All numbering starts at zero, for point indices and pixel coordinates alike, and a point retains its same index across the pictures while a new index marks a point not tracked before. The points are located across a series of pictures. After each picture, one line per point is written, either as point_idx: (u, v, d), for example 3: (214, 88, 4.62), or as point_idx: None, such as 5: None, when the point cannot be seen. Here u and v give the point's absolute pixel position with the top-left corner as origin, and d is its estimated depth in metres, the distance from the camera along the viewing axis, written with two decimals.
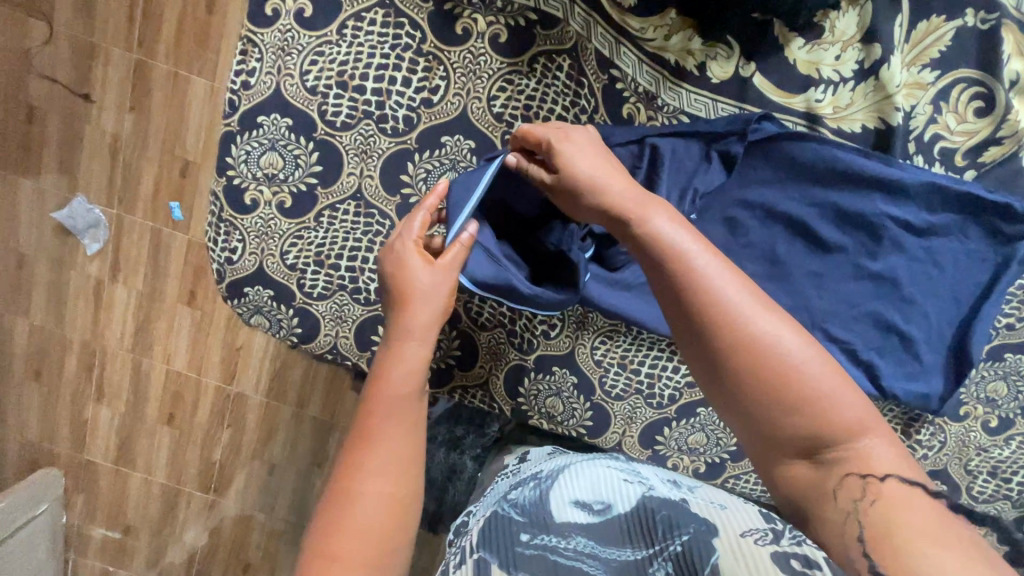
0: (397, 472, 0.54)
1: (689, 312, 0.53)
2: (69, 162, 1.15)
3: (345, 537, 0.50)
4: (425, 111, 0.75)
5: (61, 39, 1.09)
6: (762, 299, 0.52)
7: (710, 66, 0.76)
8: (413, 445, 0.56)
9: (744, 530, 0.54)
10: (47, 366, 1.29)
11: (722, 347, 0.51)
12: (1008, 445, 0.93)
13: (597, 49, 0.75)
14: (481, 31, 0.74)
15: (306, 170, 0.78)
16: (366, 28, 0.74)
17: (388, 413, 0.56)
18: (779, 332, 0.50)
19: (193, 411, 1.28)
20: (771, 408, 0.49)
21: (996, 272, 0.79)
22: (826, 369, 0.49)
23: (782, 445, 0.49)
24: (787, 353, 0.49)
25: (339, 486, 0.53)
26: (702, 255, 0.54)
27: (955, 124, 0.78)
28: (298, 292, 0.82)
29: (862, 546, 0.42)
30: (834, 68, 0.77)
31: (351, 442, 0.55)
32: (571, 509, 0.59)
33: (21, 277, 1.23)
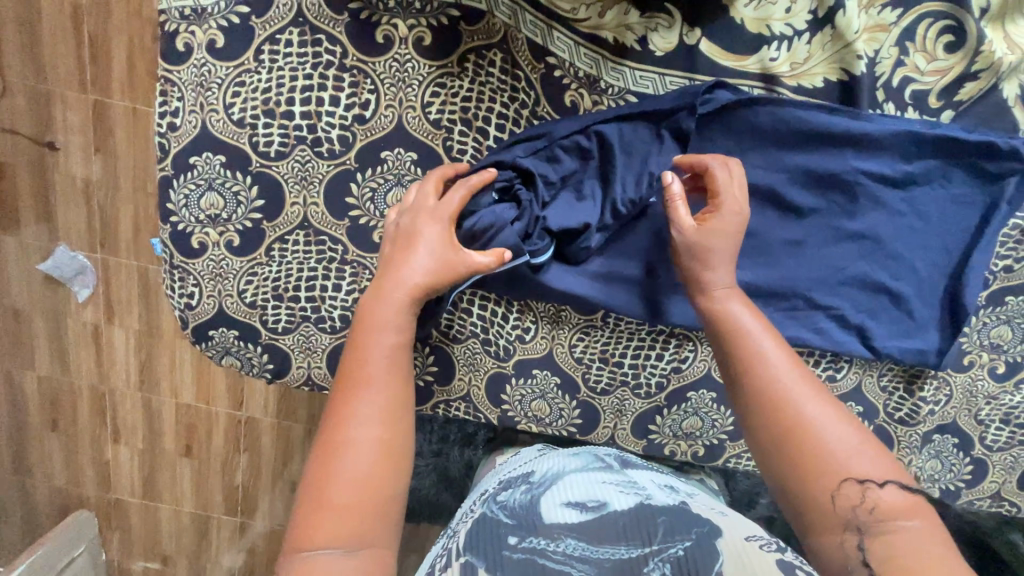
0: (379, 414, 0.58)
1: (751, 396, 0.61)
2: (46, 211, 1.17)
3: (335, 483, 0.53)
4: (359, 128, 0.72)
5: (15, 90, 1.10)
6: (821, 393, 0.60)
7: (653, 39, 0.70)
8: (397, 384, 0.60)
9: (747, 536, 0.56)
10: (61, 415, 1.32)
11: (768, 417, 0.59)
12: (1018, 389, 0.91)
13: (528, 38, 0.70)
14: (404, 36, 0.69)
15: (249, 206, 0.75)
16: (283, 50, 0.69)
17: (374, 355, 0.61)
18: (831, 422, 0.57)
19: (207, 441, 1.30)
20: (809, 472, 0.55)
21: (986, 215, 0.77)
22: (868, 456, 0.55)
23: (821, 515, 0.53)
24: (827, 433, 0.56)
25: (329, 427, 0.57)
26: (767, 345, 0.63)
27: (925, 64, 0.72)
28: (263, 329, 0.81)
29: (863, 555, 0.49)
30: (786, 21, 0.71)
31: (338, 391, 0.60)
32: (563, 510, 0.59)
33: (23, 331, 1.28)
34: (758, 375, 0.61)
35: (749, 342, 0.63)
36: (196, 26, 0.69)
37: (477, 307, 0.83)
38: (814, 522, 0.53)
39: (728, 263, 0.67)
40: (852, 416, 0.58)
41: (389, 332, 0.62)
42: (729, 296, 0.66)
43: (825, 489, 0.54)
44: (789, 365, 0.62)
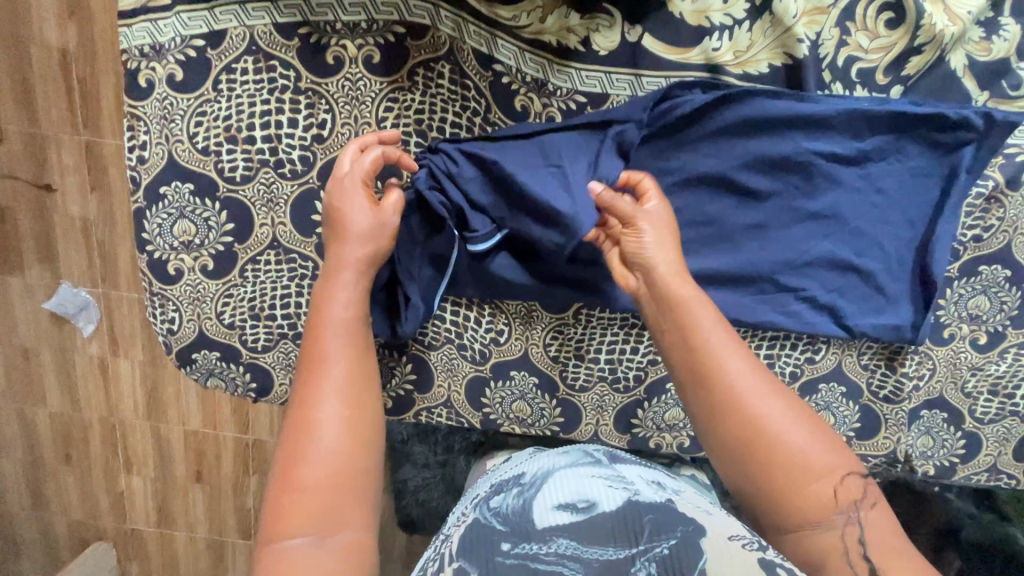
0: (342, 393, 0.62)
1: (710, 399, 0.63)
2: (47, 252, 1.24)
3: (306, 465, 0.57)
4: (319, 147, 0.74)
5: (11, 137, 1.17)
6: (773, 390, 0.62)
7: (595, 39, 0.71)
8: (359, 364, 0.65)
9: (731, 533, 0.56)
10: (74, 448, 1.41)
11: (737, 421, 0.60)
12: (1004, 358, 0.90)
13: (474, 48, 0.71)
14: (353, 56, 0.71)
15: (220, 231, 0.78)
16: (239, 78, 0.71)
17: (333, 334, 0.65)
18: (786, 421, 0.60)
19: (216, 465, 1.37)
20: (785, 475, 0.57)
21: (946, 186, 0.77)
22: (828, 447, 0.59)
23: (794, 516, 0.56)
24: (790, 432, 0.59)
25: (297, 411, 0.61)
26: (726, 345, 0.64)
27: (868, 42, 0.73)
28: (243, 348, 0.83)
29: (862, 549, 0.54)
30: (725, 12, 0.71)
31: (304, 374, 0.64)
32: (555, 513, 0.58)
33: (33, 369, 1.35)
34: (722, 377, 0.62)
35: (708, 344, 0.64)
36: (155, 62, 0.71)
37: (449, 313, 0.85)
38: (795, 525, 0.56)
39: (680, 272, 0.69)
40: (808, 411, 0.61)
41: (341, 306, 0.67)
42: (694, 300, 0.67)
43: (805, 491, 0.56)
44: (743, 361, 0.64)
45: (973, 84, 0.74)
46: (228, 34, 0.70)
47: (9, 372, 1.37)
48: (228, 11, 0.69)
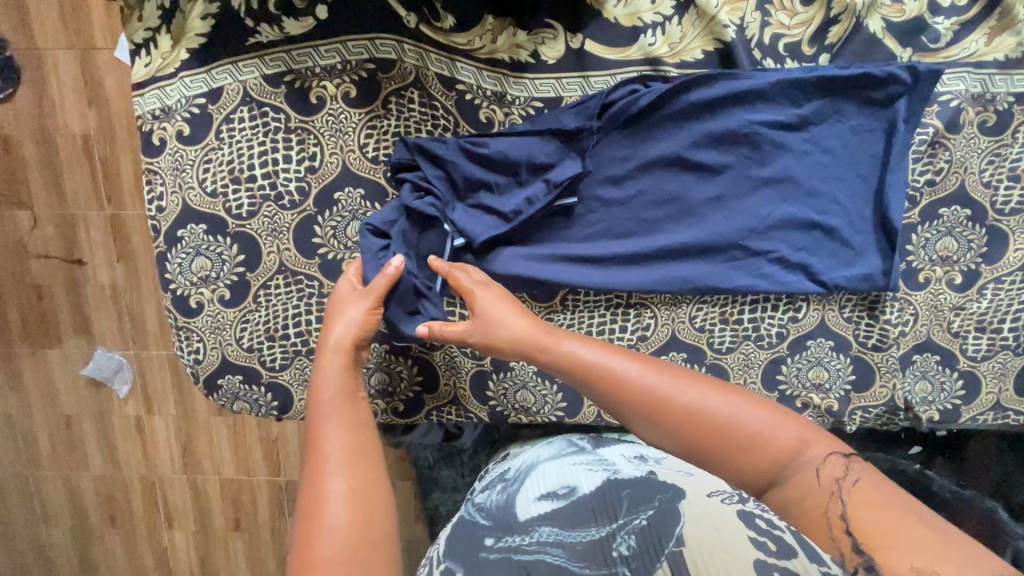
0: (350, 469, 0.65)
1: (654, 425, 0.68)
2: (83, 325, 1.36)
3: (319, 536, 0.57)
4: (312, 177, 0.83)
5: (43, 222, 1.30)
6: (688, 379, 0.70)
7: (543, 51, 0.80)
8: (359, 440, 0.69)
9: (710, 492, 0.60)
10: (118, 509, 1.49)
11: (674, 420, 0.67)
12: (983, 295, 0.92)
13: (437, 73, 0.80)
14: (333, 94, 0.81)
15: (233, 263, 0.87)
16: (238, 126, 0.81)
17: (325, 420, 0.70)
18: (716, 400, 0.67)
19: (253, 511, 1.43)
20: (730, 450, 0.64)
21: (888, 137, 0.83)
22: (752, 412, 0.65)
23: (760, 476, 0.62)
24: (716, 409, 0.66)
25: (306, 491, 0.63)
26: (629, 366, 0.72)
27: (789, 19, 0.80)
28: (263, 369, 0.91)
29: (846, 521, 0.54)
30: (655, 11, 0.79)
31: (310, 462, 0.66)
32: (537, 504, 0.65)
33: (76, 433, 1.44)
34: (637, 394, 0.69)
35: (607, 372, 0.71)
36: (165, 122, 0.81)
37: None
38: (763, 487, 0.62)
39: (546, 330, 0.77)
40: (722, 386, 0.69)
41: (330, 390, 0.73)
42: (562, 338, 0.76)
43: (751, 456, 0.63)
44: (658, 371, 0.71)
45: (893, 43, 0.81)
46: (225, 90, 0.80)
47: (54, 442, 1.46)
48: (223, 71, 0.80)
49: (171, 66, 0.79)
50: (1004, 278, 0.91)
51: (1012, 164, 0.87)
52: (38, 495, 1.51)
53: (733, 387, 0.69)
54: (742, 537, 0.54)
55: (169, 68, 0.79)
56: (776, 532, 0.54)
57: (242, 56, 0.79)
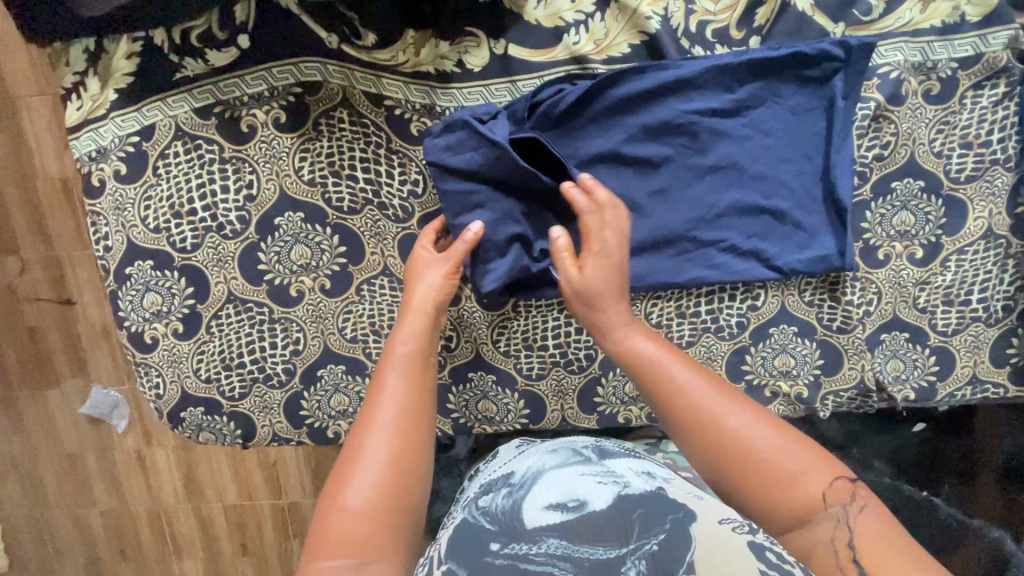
0: (399, 426, 0.67)
1: (678, 428, 0.67)
2: (78, 363, 1.38)
3: (352, 487, 0.61)
4: (251, 205, 0.84)
5: (31, 264, 1.32)
6: (739, 404, 0.66)
7: (467, 60, 0.80)
8: (417, 401, 0.70)
9: (721, 517, 0.60)
10: (127, 541, 1.51)
11: (708, 436, 0.64)
12: (947, 268, 0.90)
13: (364, 91, 0.80)
14: (264, 120, 0.81)
15: (183, 296, 0.87)
16: (173, 161, 0.82)
17: (394, 370, 0.72)
18: (756, 430, 0.63)
19: (259, 535, 1.44)
20: (760, 485, 0.60)
21: (828, 115, 0.81)
22: (796, 453, 0.61)
23: (780, 520, 0.60)
24: (754, 440, 0.62)
25: (352, 439, 0.66)
26: (679, 371, 0.69)
27: (713, 5, 0.79)
28: (223, 399, 0.91)
29: (850, 550, 0.56)
30: (575, 9, 0.79)
31: (362, 408, 0.69)
32: (545, 512, 0.62)
33: (77, 470, 1.47)
34: (677, 401, 0.67)
35: (654, 366, 0.71)
36: (102, 163, 0.82)
37: None
38: (781, 528, 0.60)
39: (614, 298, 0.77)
40: (768, 418, 0.64)
41: (406, 346, 0.74)
42: (628, 331, 0.76)
43: (779, 495, 0.60)
44: (700, 377, 0.69)
45: (824, 19, 0.80)
46: (157, 127, 0.81)
47: (60, 480, 1.48)
48: (153, 108, 0.80)
49: (102, 107, 0.80)
50: (967, 249, 0.89)
51: (963, 131, 0.84)
52: (47, 535, 1.53)
53: (786, 425, 0.64)
54: (751, 570, 0.55)
55: (100, 109, 0.80)
56: (785, 566, 0.55)
57: (170, 92, 0.80)
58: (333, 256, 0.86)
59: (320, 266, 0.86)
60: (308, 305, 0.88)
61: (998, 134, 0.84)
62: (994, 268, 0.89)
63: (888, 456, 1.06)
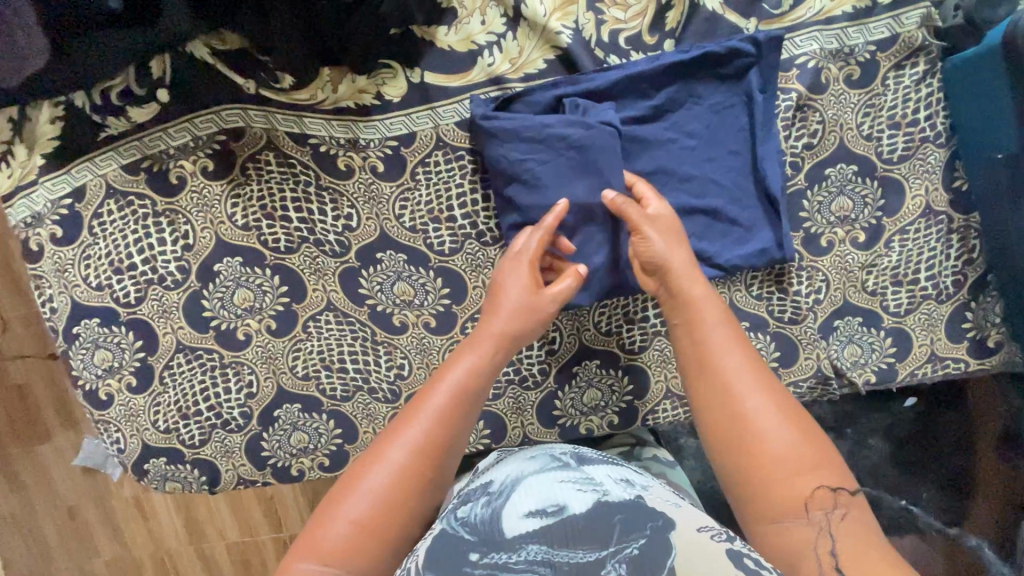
0: (416, 449, 0.64)
1: (706, 406, 0.67)
2: (71, 415, 1.38)
3: (349, 498, 0.61)
4: (189, 254, 0.85)
5: (11, 323, 1.32)
6: (776, 395, 0.66)
7: (386, 91, 0.81)
8: (450, 424, 0.67)
9: (700, 525, 0.60)
10: None
11: (736, 412, 0.65)
12: (892, 248, 0.89)
13: (287, 131, 0.81)
14: (192, 170, 0.82)
15: (133, 350, 0.88)
16: (108, 219, 0.83)
17: (444, 384, 0.69)
18: (773, 421, 0.63)
19: (264, 569, 1.45)
20: (764, 467, 0.61)
21: (750, 109, 0.81)
22: (810, 449, 0.62)
23: (768, 504, 0.60)
24: (771, 430, 0.63)
25: (374, 445, 0.66)
26: (723, 346, 0.69)
27: (623, 13, 0.80)
28: (184, 447, 0.92)
29: (837, 561, 0.54)
30: (486, 31, 0.79)
31: (406, 410, 0.68)
32: (526, 519, 0.59)
33: (78, 522, 1.46)
34: (716, 375, 0.67)
35: (697, 339, 0.71)
36: (38, 228, 0.83)
37: (350, 364, 0.89)
38: (767, 514, 0.60)
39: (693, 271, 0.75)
40: (798, 418, 0.64)
41: (468, 361, 0.71)
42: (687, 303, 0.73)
43: (778, 479, 0.60)
44: (746, 366, 0.68)
45: (735, 17, 0.81)
46: (87, 187, 0.82)
47: (62, 534, 1.48)
48: (82, 169, 0.82)
49: (31, 173, 0.81)
50: (909, 228, 0.88)
51: (889, 111, 0.84)
52: None
53: (814, 425, 0.64)
54: None
55: (30, 175, 0.81)
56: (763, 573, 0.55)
57: (96, 151, 0.81)
58: (275, 297, 0.87)
59: (263, 308, 0.87)
60: (256, 347, 0.88)
61: (924, 111, 0.84)
62: (938, 244, 0.88)
63: (884, 433, 1.06)
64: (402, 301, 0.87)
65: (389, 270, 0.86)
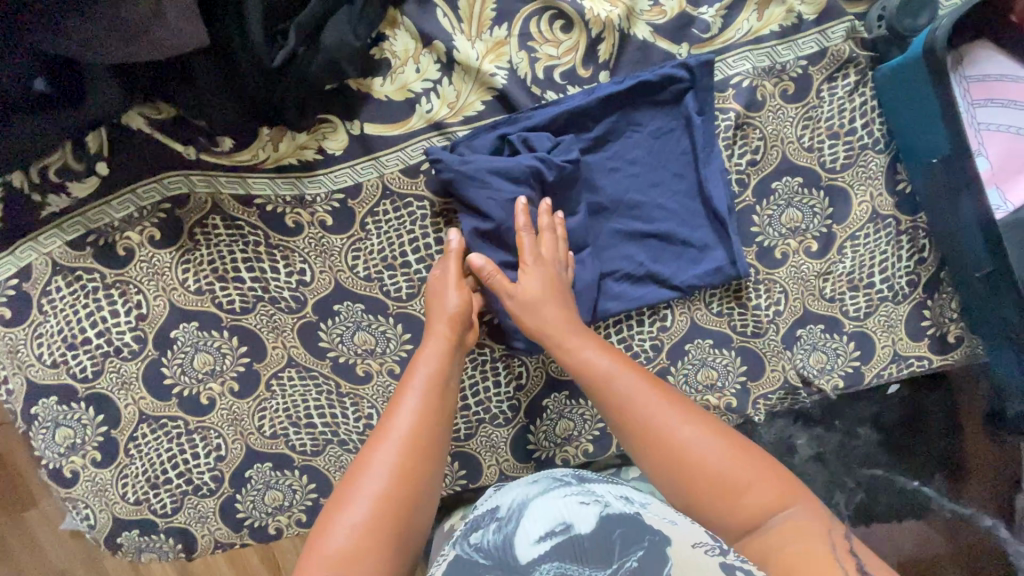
0: (392, 468, 0.63)
1: (648, 454, 0.64)
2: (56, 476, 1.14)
3: (330, 533, 0.58)
4: (144, 323, 0.84)
5: None
6: (687, 416, 0.65)
7: (327, 144, 0.81)
8: (424, 433, 0.67)
9: (696, 541, 0.58)
10: None
11: (663, 445, 0.63)
12: (845, 254, 0.90)
13: (232, 194, 0.81)
14: (139, 241, 0.81)
15: (95, 425, 0.86)
16: (57, 295, 0.82)
17: (404, 403, 0.69)
18: (699, 440, 0.63)
19: None
20: (709, 494, 0.60)
21: (690, 132, 0.82)
22: (741, 458, 0.62)
23: (733, 528, 0.59)
24: (699, 452, 0.62)
25: (347, 475, 0.63)
26: (625, 379, 0.69)
27: (556, 50, 0.81)
28: (156, 517, 0.89)
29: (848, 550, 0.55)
30: (422, 79, 0.80)
31: (370, 439, 0.66)
32: (537, 544, 0.58)
33: None
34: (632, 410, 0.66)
35: (601, 380, 0.69)
36: None
37: (317, 418, 0.88)
38: (735, 537, 0.59)
39: (569, 314, 0.75)
40: (716, 431, 0.64)
41: (425, 372, 0.72)
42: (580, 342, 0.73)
43: (725, 501, 0.60)
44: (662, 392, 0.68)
45: (666, 44, 0.82)
46: (33, 266, 0.81)
47: None
48: (26, 249, 0.81)
49: None
50: (859, 234, 0.89)
51: (827, 122, 0.86)
52: None
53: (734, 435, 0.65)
54: None
55: None
56: None
57: (39, 230, 0.80)
58: (235, 358, 0.86)
59: (224, 370, 0.86)
60: (221, 411, 0.87)
61: (861, 120, 0.86)
62: (889, 247, 0.89)
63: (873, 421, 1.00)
64: (364, 350, 0.86)
65: (347, 321, 0.86)
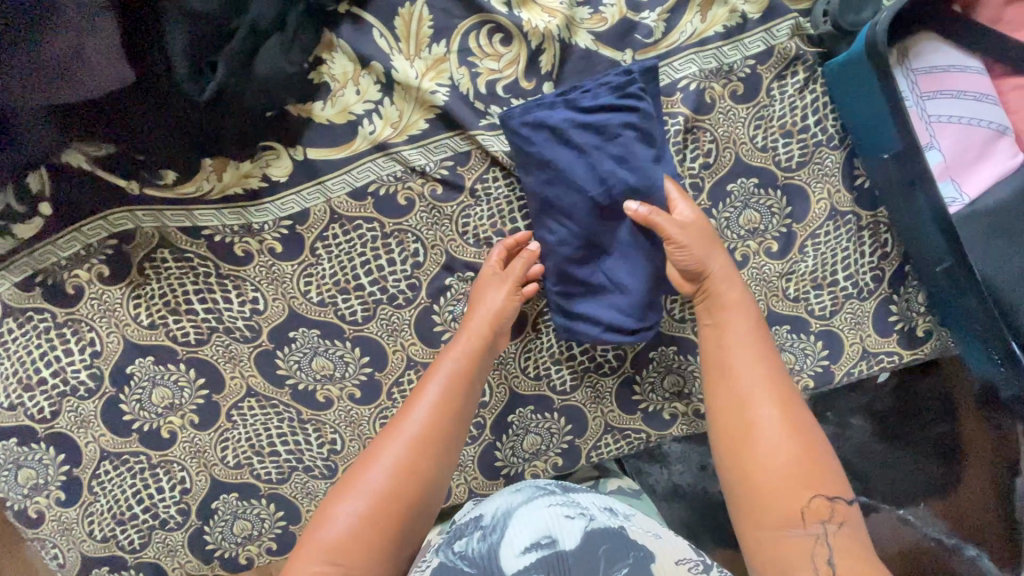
0: (395, 468, 0.64)
1: (722, 413, 0.68)
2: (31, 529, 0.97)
3: (327, 521, 0.61)
4: (99, 359, 0.83)
5: None
6: (780, 403, 0.67)
7: (271, 171, 0.80)
8: (431, 437, 0.67)
9: (678, 557, 0.60)
10: None
11: (740, 415, 0.66)
12: (808, 253, 0.88)
13: (178, 226, 0.80)
14: (88, 278, 0.81)
15: (57, 464, 0.85)
16: (10, 337, 0.81)
17: (421, 402, 0.69)
18: (774, 429, 0.64)
19: None
20: (757, 474, 0.63)
21: None
22: (806, 462, 0.62)
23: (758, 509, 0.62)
24: (767, 438, 0.64)
25: (358, 463, 0.66)
26: (742, 341, 0.71)
27: (496, 64, 0.80)
28: (124, 553, 0.88)
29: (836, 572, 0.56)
30: (362, 100, 0.79)
31: (385, 429, 0.69)
32: (523, 555, 0.59)
33: None
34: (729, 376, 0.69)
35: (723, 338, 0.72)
36: None
37: (281, 446, 0.87)
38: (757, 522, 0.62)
39: (721, 254, 0.75)
40: (798, 429, 0.64)
41: (442, 374, 0.72)
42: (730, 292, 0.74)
43: (768, 485, 0.62)
44: (756, 371, 0.69)
45: (609, 52, 0.81)
46: None
47: None
48: None
49: None
50: (820, 232, 0.88)
51: (779, 121, 0.85)
52: None
53: (818, 439, 0.65)
54: None
55: None
56: None
57: None
58: (194, 391, 0.85)
59: (184, 403, 0.85)
60: (183, 443, 0.86)
61: (813, 117, 0.85)
62: (851, 243, 0.88)
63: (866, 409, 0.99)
64: (323, 376, 0.86)
65: (304, 347, 0.85)
